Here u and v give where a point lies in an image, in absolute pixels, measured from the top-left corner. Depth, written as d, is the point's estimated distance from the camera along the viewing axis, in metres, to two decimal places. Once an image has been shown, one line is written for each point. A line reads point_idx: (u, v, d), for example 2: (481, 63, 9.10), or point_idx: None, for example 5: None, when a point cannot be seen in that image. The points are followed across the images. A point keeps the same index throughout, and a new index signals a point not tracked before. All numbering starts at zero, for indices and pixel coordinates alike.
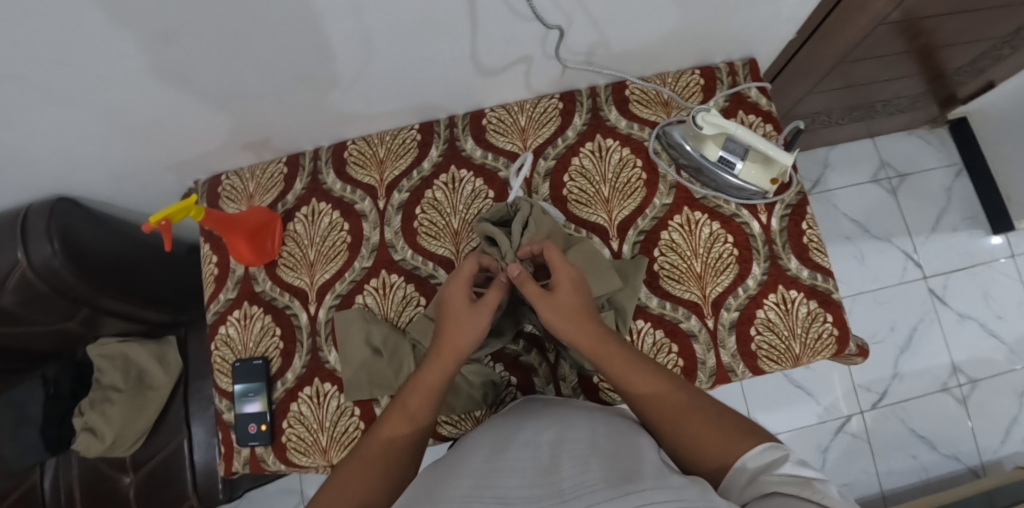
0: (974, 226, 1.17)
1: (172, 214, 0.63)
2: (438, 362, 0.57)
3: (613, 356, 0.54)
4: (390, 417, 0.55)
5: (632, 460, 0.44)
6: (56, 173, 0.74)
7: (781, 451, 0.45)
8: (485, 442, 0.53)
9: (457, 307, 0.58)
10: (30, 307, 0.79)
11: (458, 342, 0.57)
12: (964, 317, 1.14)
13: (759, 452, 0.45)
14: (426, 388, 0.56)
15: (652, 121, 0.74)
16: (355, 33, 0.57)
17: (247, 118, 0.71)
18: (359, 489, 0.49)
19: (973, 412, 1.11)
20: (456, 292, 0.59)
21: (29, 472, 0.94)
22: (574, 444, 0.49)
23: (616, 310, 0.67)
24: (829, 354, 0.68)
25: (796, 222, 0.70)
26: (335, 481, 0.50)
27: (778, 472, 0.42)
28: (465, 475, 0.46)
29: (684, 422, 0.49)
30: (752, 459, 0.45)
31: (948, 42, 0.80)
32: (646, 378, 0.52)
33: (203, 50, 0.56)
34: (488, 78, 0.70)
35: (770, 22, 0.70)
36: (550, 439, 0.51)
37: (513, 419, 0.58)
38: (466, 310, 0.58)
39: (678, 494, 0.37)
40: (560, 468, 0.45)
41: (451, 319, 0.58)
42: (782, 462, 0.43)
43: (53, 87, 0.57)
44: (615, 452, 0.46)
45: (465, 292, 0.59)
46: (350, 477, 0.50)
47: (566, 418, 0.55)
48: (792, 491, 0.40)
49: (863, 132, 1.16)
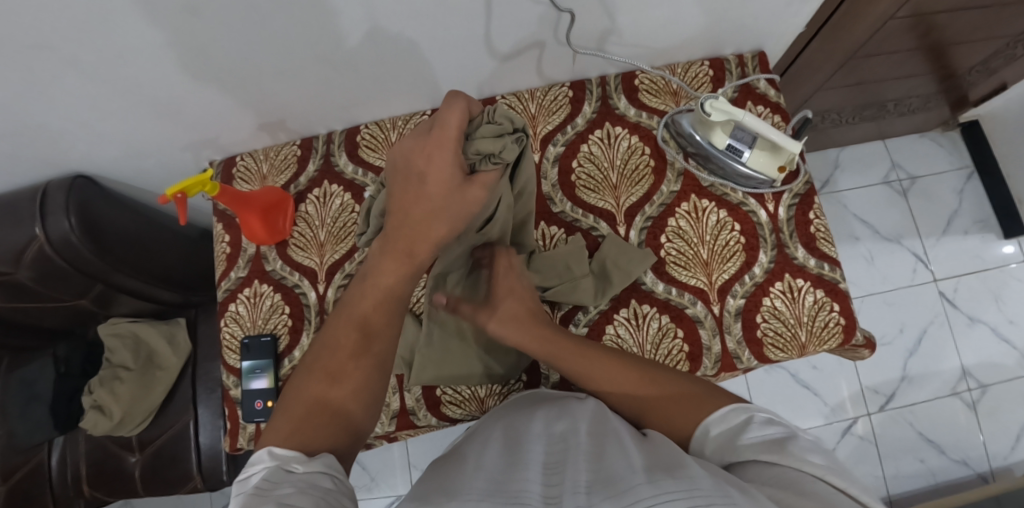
0: (985, 230, 1.16)
1: (187, 187, 0.65)
2: (394, 264, 0.57)
3: (570, 356, 0.58)
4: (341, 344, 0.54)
5: (655, 456, 0.42)
6: (75, 150, 0.75)
7: (742, 414, 0.47)
8: (497, 435, 0.53)
9: (437, 181, 0.53)
10: (46, 281, 0.81)
11: (427, 234, 0.56)
12: (975, 320, 1.13)
13: (724, 413, 0.47)
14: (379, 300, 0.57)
15: (660, 110, 0.75)
16: (371, 14, 0.57)
17: (264, 100, 0.72)
18: (327, 416, 0.49)
19: (983, 418, 1.09)
20: (438, 161, 0.52)
21: (37, 449, 0.95)
22: (591, 440, 0.47)
23: (602, 279, 0.69)
24: (835, 344, 0.68)
25: (804, 211, 0.71)
26: (291, 408, 0.49)
27: (750, 436, 0.44)
28: (473, 472, 0.44)
29: (647, 398, 0.52)
30: (716, 421, 0.47)
31: (958, 40, 0.80)
32: (602, 367, 0.56)
33: (224, 26, 0.57)
34: (500, 62, 0.71)
35: (781, 15, 0.71)
36: (561, 431, 0.50)
37: (525, 410, 0.58)
38: (451, 186, 0.53)
39: (692, 486, 0.35)
40: (577, 464, 0.43)
41: (428, 196, 0.54)
42: (748, 427, 0.45)
43: (80, 61, 0.58)
44: (644, 449, 0.44)
45: (450, 168, 0.52)
46: (306, 406, 0.49)
47: (576, 411, 0.54)
48: (769, 455, 0.42)
49: (874, 133, 1.15)
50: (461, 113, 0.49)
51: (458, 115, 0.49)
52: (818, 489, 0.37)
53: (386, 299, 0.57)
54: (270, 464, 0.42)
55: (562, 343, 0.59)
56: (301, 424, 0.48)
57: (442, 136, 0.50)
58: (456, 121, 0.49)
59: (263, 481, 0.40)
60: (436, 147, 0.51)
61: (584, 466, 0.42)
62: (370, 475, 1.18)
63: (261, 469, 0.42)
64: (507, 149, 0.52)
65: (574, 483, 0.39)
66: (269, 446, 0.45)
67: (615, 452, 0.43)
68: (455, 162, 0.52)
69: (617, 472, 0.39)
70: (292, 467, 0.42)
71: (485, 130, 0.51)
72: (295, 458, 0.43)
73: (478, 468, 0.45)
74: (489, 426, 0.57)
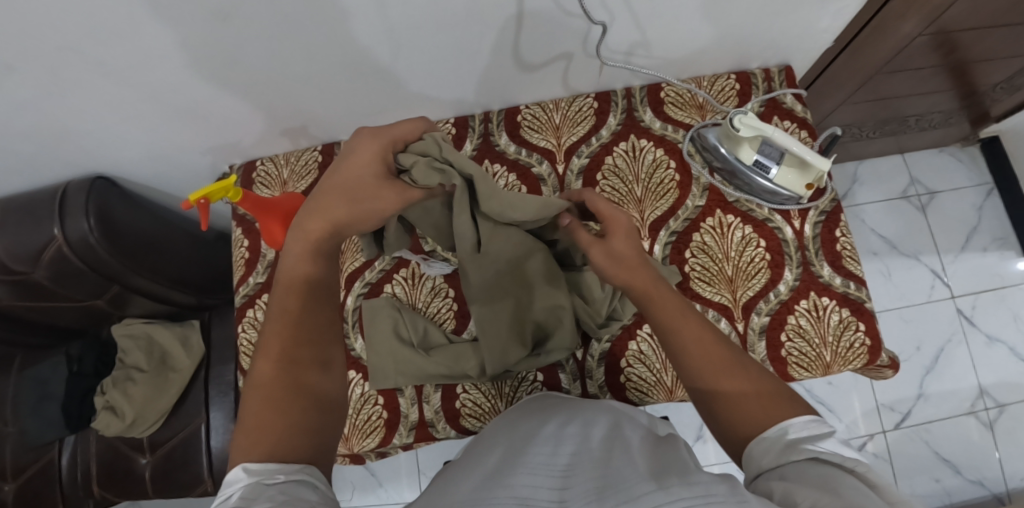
0: (1004, 247, 1.14)
1: (211, 193, 0.66)
2: (301, 244, 0.52)
3: (658, 300, 0.50)
4: (280, 328, 0.49)
5: (662, 462, 0.40)
6: (96, 151, 0.75)
7: (823, 428, 0.41)
8: (507, 440, 0.51)
9: (357, 169, 0.51)
10: (61, 281, 0.81)
11: (334, 219, 0.51)
12: (993, 339, 1.11)
13: (803, 421, 0.42)
14: (297, 286, 0.51)
15: (686, 123, 0.74)
16: (398, 25, 0.57)
17: (285, 106, 0.72)
18: (296, 413, 0.46)
19: (1001, 439, 1.07)
20: (365, 150, 0.51)
21: (49, 447, 0.95)
22: (602, 446, 0.45)
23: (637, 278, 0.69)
24: (860, 364, 0.67)
25: (830, 229, 0.70)
26: (246, 424, 0.45)
27: (820, 446, 0.39)
28: (474, 481, 0.42)
29: (720, 374, 0.45)
30: (795, 426, 0.41)
31: (984, 57, 0.79)
32: (696, 339, 0.47)
33: (253, 33, 0.56)
34: (526, 73, 0.70)
35: (810, 30, 0.70)
36: (575, 435, 0.48)
37: (536, 415, 0.55)
38: (368, 174, 0.51)
39: (706, 490, 0.33)
40: (584, 472, 0.40)
41: (349, 181, 0.51)
42: (824, 438, 0.40)
43: (105, 64, 0.58)
44: (652, 455, 0.42)
45: (376, 156, 0.51)
46: (265, 412, 0.45)
47: (591, 416, 0.52)
48: (832, 460, 0.38)
49: (893, 148, 1.15)
50: (416, 124, 0.54)
51: (408, 128, 0.53)
52: (873, 503, 0.33)
53: (308, 283, 0.51)
54: (246, 479, 0.40)
55: (661, 291, 0.50)
56: (271, 436, 0.44)
57: (381, 134, 0.51)
58: (406, 127, 0.53)
59: (241, 499, 0.38)
60: (363, 145, 0.51)
61: (590, 474, 0.40)
62: (378, 481, 1.17)
63: (238, 486, 0.40)
64: (417, 169, 0.51)
65: (581, 490, 0.38)
66: (241, 464, 0.42)
67: (620, 460, 0.41)
68: (381, 155, 0.51)
69: (620, 477, 0.37)
70: (273, 479, 0.40)
71: (416, 147, 0.53)
72: (274, 469, 0.41)
73: (484, 472, 0.44)
74: (498, 431, 0.55)
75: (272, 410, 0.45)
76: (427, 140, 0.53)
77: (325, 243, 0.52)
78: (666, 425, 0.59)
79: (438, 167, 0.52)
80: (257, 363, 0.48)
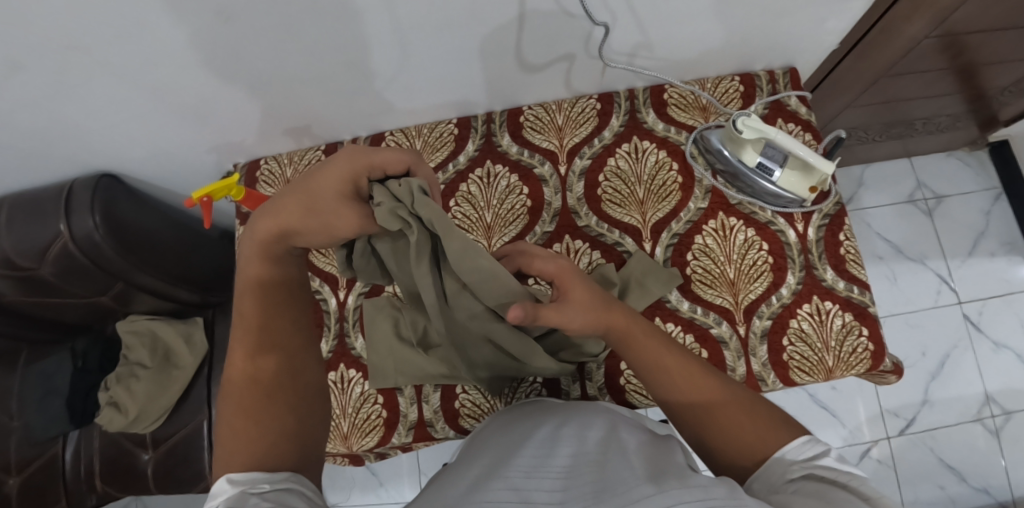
0: (1012, 253, 1.13)
1: (214, 191, 0.66)
2: (255, 247, 0.49)
3: (641, 343, 0.48)
4: (245, 334, 0.48)
5: (659, 465, 0.39)
6: (103, 149, 0.76)
7: (818, 447, 0.41)
8: (498, 443, 0.51)
9: (323, 187, 0.46)
10: (66, 277, 0.82)
11: (286, 224, 0.47)
12: (1000, 346, 1.10)
13: (798, 444, 0.41)
14: (253, 286, 0.49)
15: (689, 125, 0.74)
16: (399, 26, 0.57)
17: (290, 105, 0.72)
18: (275, 421, 0.46)
19: (1007, 447, 1.06)
20: (334, 171, 0.46)
21: (53, 443, 0.96)
22: (600, 449, 0.44)
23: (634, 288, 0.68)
24: (863, 369, 0.66)
25: (834, 232, 0.69)
26: (225, 431, 0.45)
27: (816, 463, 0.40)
28: (463, 488, 0.42)
29: (707, 402, 0.45)
30: (790, 452, 0.41)
31: (993, 60, 0.78)
32: (679, 368, 0.47)
33: (257, 32, 0.57)
34: (529, 73, 0.70)
35: (815, 31, 0.69)
36: (571, 436, 0.47)
37: (523, 418, 0.55)
38: (334, 194, 0.46)
39: (705, 493, 0.32)
40: (584, 475, 0.40)
41: (312, 195, 0.46)
42: (821, 456, 0.40)
43: (111, 63, 0.58)
44: (650, 458, 0.42)
45: (346, 178, 0.46)
46: (242, 421, 0.45)
47: (586, 418, 0.51)
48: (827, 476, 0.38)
49: (900, 151, 1.14)
50: (404, 156, 0.49)
51: (389, 156, 0.47)
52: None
53: (266, 286, 0.50)
54: (230, 490, 0.41)
55: (639, 327, 0.49)
56: (251, 443, 0.44)
57: (355, 159, 0.46)
58: (387, 154, 0.47)
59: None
60: (335, 164, 0.46)
61: (588, 478, 0.39)
62: (379, 481, 1.17)
63: (223, 497, 0.40)
64: (380, 210, 0.47)
65: (579, 493, 0.37)
66: (225, 475, 0.42)
67: (618, 463, 0.40)
68: (353, 176, 0.46)
69: (619, 480, 0.37)
70: (258, 488, 0.40)
71: (392, 185, 0.48)
72: (258, 478, 0.41)
73: (476, 477, 0.44)
74: (493, 432, 0.55)
75: (249, 418, 0.45)
76: (405, 186, 0.48)
77: (274, 246, 0.49)
78: (664, 427, 0.59)
79: (405, 218, 0.48)
80: (231, 366, 0.48)
